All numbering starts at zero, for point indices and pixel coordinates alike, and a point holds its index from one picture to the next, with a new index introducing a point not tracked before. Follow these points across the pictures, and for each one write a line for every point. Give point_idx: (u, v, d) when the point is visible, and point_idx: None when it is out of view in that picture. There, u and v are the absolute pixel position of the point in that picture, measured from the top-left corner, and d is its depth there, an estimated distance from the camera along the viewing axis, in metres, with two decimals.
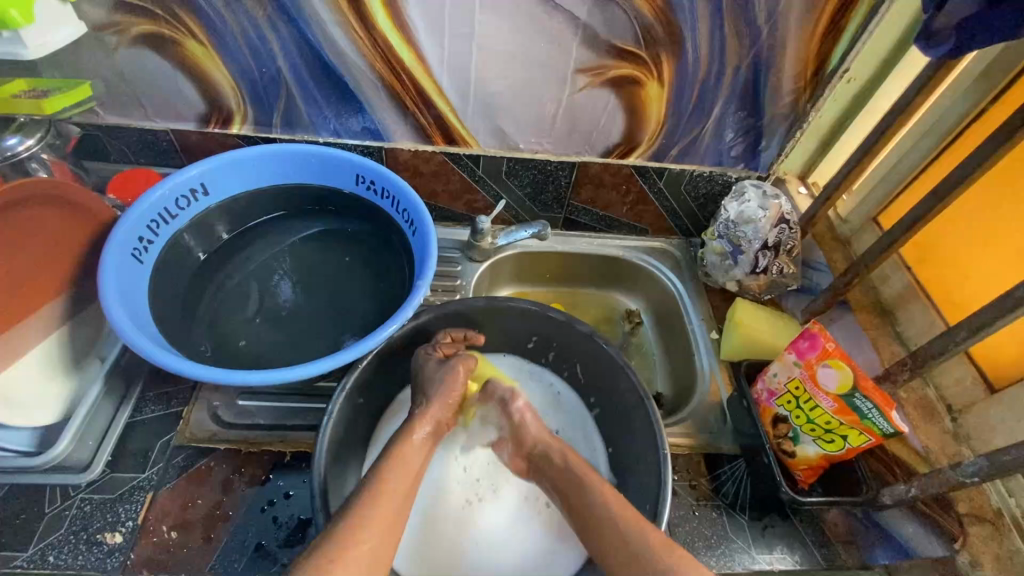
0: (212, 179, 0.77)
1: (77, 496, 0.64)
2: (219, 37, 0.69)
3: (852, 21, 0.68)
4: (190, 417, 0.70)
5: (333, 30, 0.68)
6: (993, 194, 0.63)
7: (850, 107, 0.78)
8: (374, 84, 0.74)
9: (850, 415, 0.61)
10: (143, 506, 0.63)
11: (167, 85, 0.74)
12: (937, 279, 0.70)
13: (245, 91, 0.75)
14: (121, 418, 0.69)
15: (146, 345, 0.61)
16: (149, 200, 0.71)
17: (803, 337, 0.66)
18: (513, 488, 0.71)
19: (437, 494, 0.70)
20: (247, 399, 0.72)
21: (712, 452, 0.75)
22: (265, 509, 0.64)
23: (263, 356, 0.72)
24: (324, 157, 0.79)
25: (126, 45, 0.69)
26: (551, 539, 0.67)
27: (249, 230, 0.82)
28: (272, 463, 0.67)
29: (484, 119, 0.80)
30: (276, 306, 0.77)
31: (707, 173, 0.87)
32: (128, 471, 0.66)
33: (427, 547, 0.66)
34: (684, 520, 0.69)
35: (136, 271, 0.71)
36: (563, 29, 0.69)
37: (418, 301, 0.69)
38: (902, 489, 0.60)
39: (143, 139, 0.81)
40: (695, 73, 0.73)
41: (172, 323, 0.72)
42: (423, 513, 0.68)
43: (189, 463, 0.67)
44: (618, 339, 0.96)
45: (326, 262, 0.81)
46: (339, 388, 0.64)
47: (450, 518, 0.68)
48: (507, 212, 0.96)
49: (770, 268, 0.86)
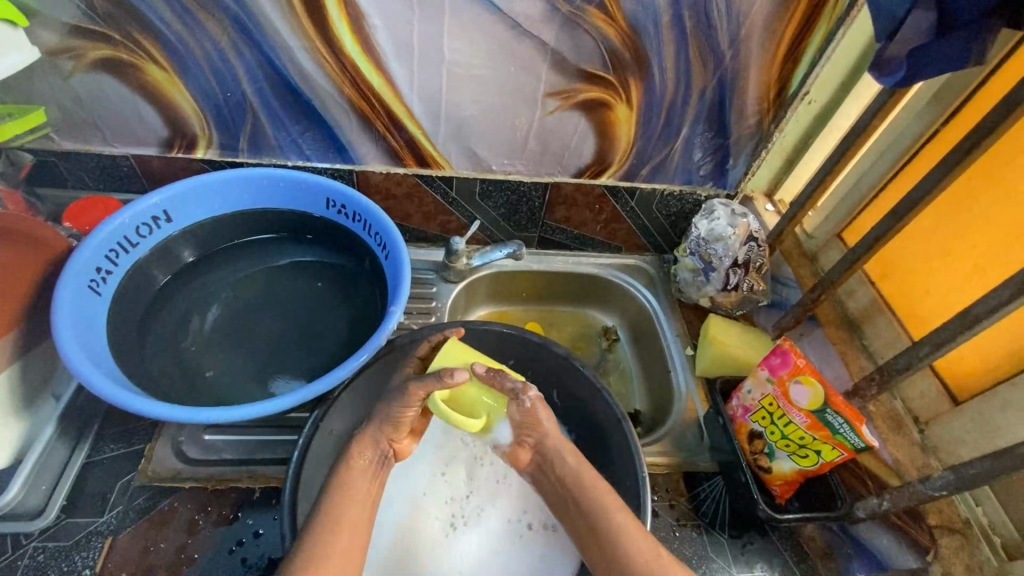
0: (176, 205, 0.75)
1: (29, 545, 0.60)
2: (181, 62, 0.67)
3: (810, 47, 0.70)
4: (152, 454, 0.67)
5: (300, 54, 0.67)
6: (948, 211, 0.66)
7: (812, 127, 0.80)
8: (343, 108, 0.74)
9: (823, 430, 0.62)
10: (100, 552, 0.60)
11: (127, 110, 0.72)
12: (901, 294, 0.72)
13: (209, 115, 0.73)
14: (77, 461, 0.66)
15: (103, 382, 0.59)
16: (107, 229, 0.69)
17: (775, 353, 0.67)
18: (499, 510, 0.70)
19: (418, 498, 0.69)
20: (214, 433, 0.69)
21: (689, 470, 0.76)
22: (234, 549, 0.61)
23: (231, 387, 0.70)
24: (293, 181, 0.77)
25: (82, 70, 0.67)
26: (538, 552, 0.66)
27: (215, 256, 0.80)
28: (240, 501, 0.64)
29: (456, 141, 0.79)
30: (244, 333, 0.74)
31: (677, 192, 0.89)
32: (85, 516, 0.62)
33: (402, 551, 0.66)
34: (665, 540, 0.69)
35: (94, 304, 0.68)
36: (532, 54, 0.69)
37: (392, 327, 0.67)
38: (875, 503, 0.62)
39: (102, 164, 0.78)
40: (662, 94, 0.75)
41: (133, 357, 0.69)
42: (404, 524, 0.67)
43: (151, 504, 0.64)
44: (595, 357, 0.96)
45: (297, 288, 0.79)
46: (308, 423, 0.63)
47: (436, 535, 0.68)
48: (482, 232, 0.95)
49: (740, 286, 0.87)
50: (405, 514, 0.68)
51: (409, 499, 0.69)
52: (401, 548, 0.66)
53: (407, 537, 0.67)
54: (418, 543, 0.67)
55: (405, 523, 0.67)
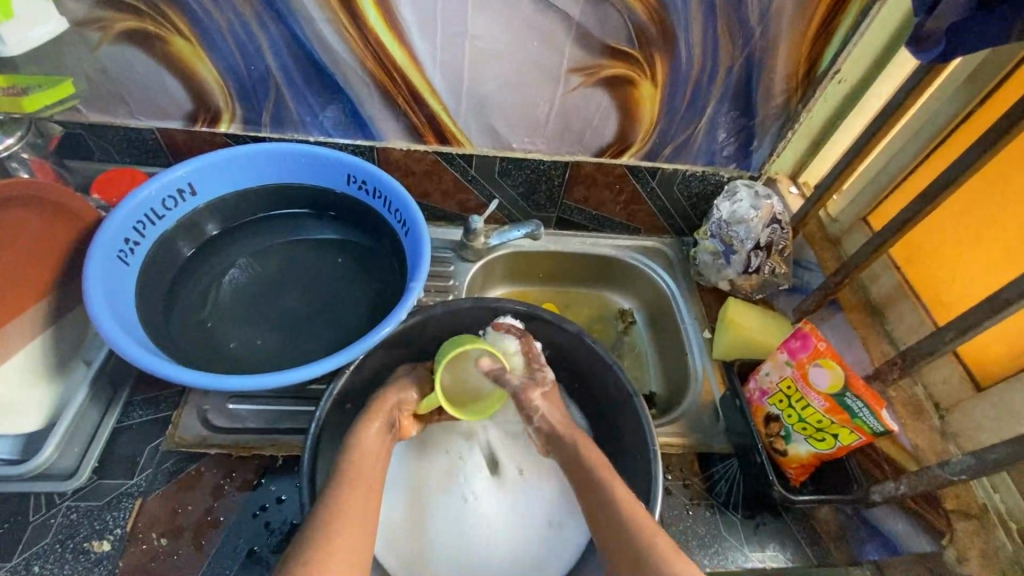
0: (199, 178, 0.75)
1: (63, 503, 0.62)
2: (206, 33, 0.67)
3: (843, 24, 0.68)
4: (179, 421, 0.69)
5: (323, 27, 0.67)
6: (980, 196, 0.64)
7: (840, 109, 0.79)
8: (365, 82, 0.73)
9: (842, 414, 0.62)
10: (130, 513, 0.62)
11: (152, 83, 0.73)
12: (926, 279, 0.71)
13: (233, 89, 0.74)
14: (109, 424, 0.68)
15: (133, 350, 0.60)
16: (134, 201, 0.70)
17: (795, 336, 0.67)
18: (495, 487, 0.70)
19: (408, 508, 0.68)
20: (238, 403, 0.71)
21: (704, 451, 0.76)
22: (257, 514, 0.63)
23: (253, 359, 0.71)
24: (315, 156, 0.77)
25: (109, 41, 0.68)
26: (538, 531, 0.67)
27: (239, 230, 0.81)
28: (264, 468, 0.66)
29: (476, 117, 0.79)
30: (268, 306, 0.76)
31: (699, 173, 0.88)
32: (116, 477, 0.65)
33: (407, 562, 0.65)
34: (677, 519, 0.70)
35: (121, 274, 0.69)
36: (556, 29, 0.68)
37: (412, 302, 0.68)
38: (893, 487, 0.62)
39: (128, 137, 0.79)
40: (688, 72, 0.73)
41: (160, 326, 0.71)
42: (406, 509, 0.68)
43: (179, 469, 0.66)
44: (611, 338, 0.97)
45: (317, 262, 0.80)
46: (325, 395, 0.63)
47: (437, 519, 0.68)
48: (500, 212, 0.95)
49: (762, 269, 0.86)
50: (409, 504, 0.68)
51: (404, 485, 0.69)
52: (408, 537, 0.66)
53: (413, 525, 0.67)
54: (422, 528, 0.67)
55: (406, 518, 0.67)
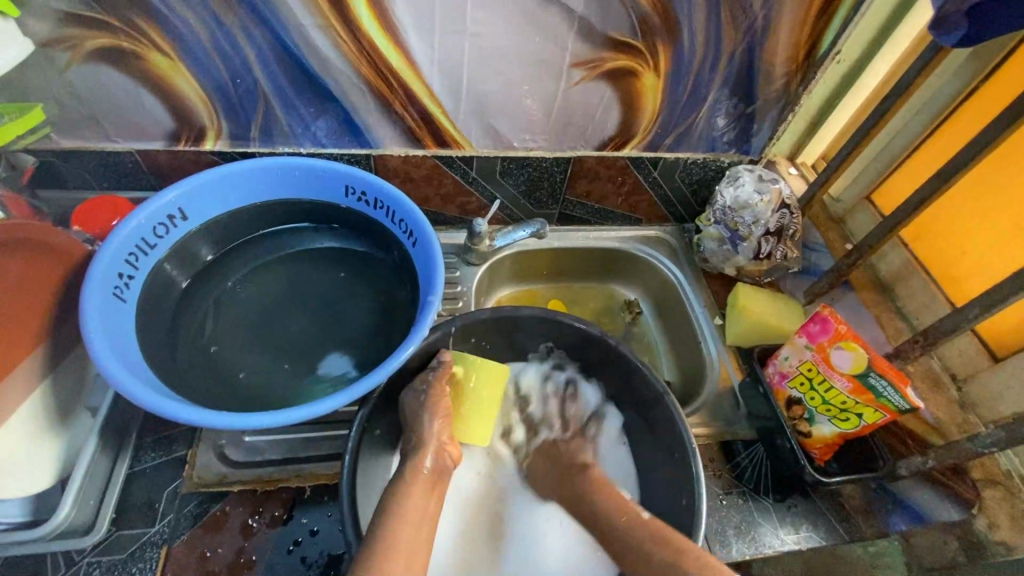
0: (191, 202, 0.71)
1: (83, 561, 0.59)
2: (186, 47, 0.63)
3: (844, 5, 0.68)
4: (195, 460, 0.66)
5: (314, 34, 0.63)
6: (987, 171, 0.65)
7: (838, 88, 0.79)
8: (360, 88, 0.70)
9: (866, 394, 0.63)
10: (157, 563, 0.59)
11: (130, 104, 0.68)
12: (935, 255, 0.72)
13: (217, 104, 0.69)
14: (121, 471, 0.64)
15: (142, 394, 0.56)
16: (124, 233, 0.65)
17: (814, 320, 0.68)
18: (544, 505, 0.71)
19: (461, 523, 0.69)
20: (256, 434, 0.68)
21: (728, 439, 0.77)
22: (292, 549, 0.61)
23: (266, 388, 0.68)
24: (310, 169, 0.73)
25: (79, 61, 0.62)
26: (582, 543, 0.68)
27: (236, 251, 0.77)
28: (292, 500, 0.64)
29: (477, 118, 0.76)
30: (275, 330, 0.72)
31: (700, 160, 0.87)
32: (135, 527, 0.61)
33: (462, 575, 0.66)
34: (712, 509, 0.71)
35: (120, 312, 0.65)
36: (558, 22, 0.66)
37: (433, 316, 0.65)
38: (920, 461, 0.63)
39: (105, 162, 0.74)
40: (690, 61, 0.72)
41: (166, 361, 0.67)
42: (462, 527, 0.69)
43: (202, 511, 0.63)
44: (620, 330, 0.97)
45: (322, 279, 0.77)
46: (353, 424, 0.61)
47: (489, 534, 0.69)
48: (502, 212, 0.93)
49: (772, 254, 0.86)
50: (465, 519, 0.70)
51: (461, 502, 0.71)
52: (465, 553, 0.67)
53: (470, 541, 0.68)
54: (476, 543, 0.68)
55: (462, 537, 0.68)
